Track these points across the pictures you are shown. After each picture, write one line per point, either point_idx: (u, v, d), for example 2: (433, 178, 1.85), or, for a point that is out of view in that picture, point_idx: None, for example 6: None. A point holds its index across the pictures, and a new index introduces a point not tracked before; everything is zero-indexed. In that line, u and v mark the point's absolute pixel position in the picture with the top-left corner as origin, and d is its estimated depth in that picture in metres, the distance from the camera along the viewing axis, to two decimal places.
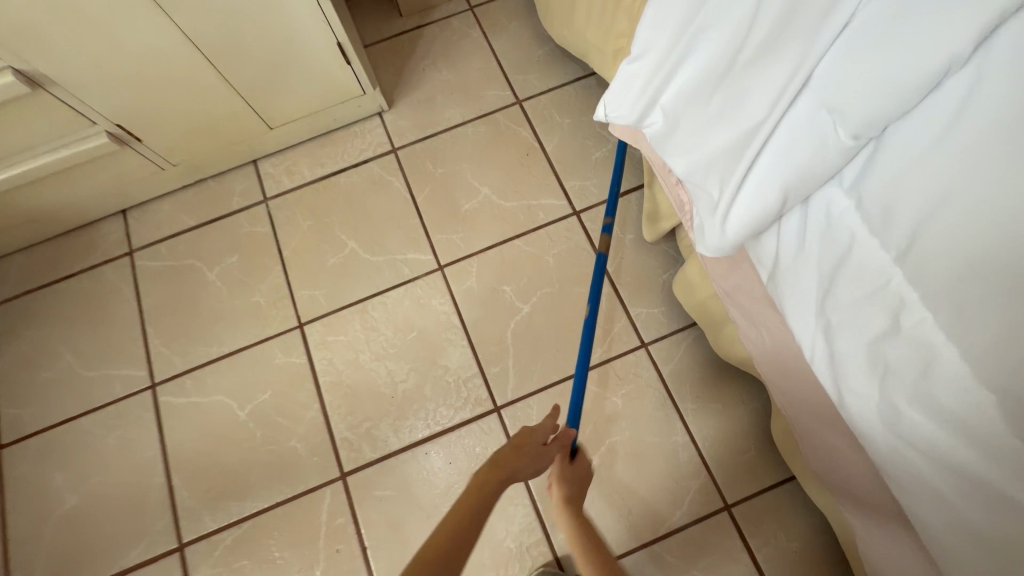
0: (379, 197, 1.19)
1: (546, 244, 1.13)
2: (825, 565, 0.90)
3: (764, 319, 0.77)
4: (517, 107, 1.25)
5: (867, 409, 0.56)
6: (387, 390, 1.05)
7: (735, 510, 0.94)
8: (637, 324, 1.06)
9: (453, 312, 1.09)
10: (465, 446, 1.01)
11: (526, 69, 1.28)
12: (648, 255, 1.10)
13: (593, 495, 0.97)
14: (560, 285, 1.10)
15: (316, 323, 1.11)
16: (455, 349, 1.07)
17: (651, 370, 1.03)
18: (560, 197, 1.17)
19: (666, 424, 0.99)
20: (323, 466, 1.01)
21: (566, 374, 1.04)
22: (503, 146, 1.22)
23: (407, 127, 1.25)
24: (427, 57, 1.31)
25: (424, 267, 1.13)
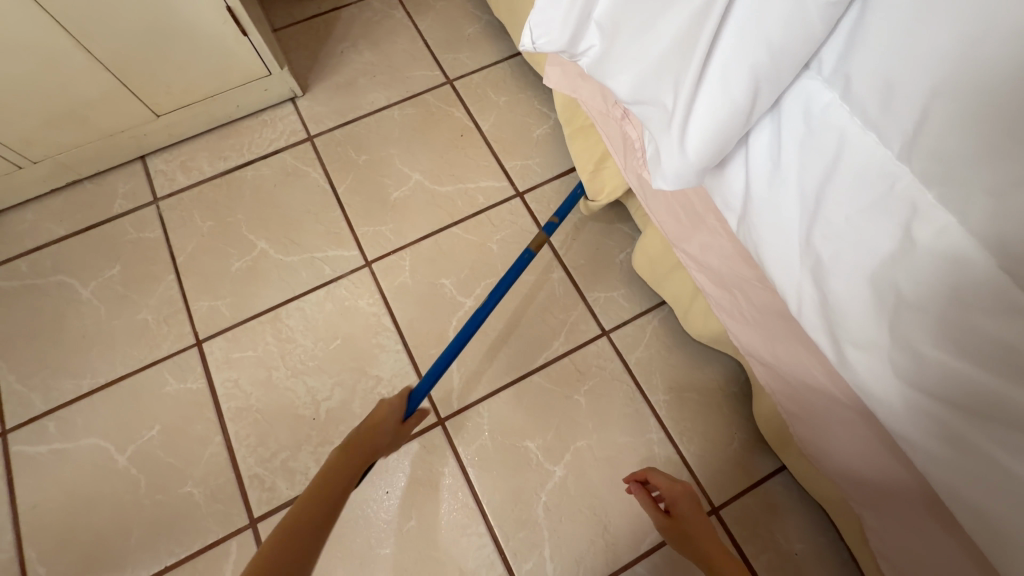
0: (293, 190, 1.04)
1: (488, 230, 1.00)
2: (831, 569, 0.78)
3: (738, 280, 0.66)
4: (447, 87, 1.14)
5: (882, 358, 0.45)
6: (307, 410, 0.87)
7: (725, 513, 0.81)
8: (596, 309, 0.93)
9: (384, 311, 0.94)
10: (406, 470, 0.84)
11: (455, 48, 1.18)
12: (604, 233, 0.99)
13: (561, 513, 0.81)
14: (506, 272, 0.97)
15: (219, 339, 0.92)
16: (389, 354, 0.91)
17: (614, 361, 0.90)
18: (500, 178, 1.04)
19: (638, 421, 0.86)
20: (228, 513, 0.81)
21: (521, 373, 0.89)
22: (435, 129, 1.10)
23: (324, 114, 1.11)
24: (346, 39, 1.19)
25: (349, 265, 0.97)
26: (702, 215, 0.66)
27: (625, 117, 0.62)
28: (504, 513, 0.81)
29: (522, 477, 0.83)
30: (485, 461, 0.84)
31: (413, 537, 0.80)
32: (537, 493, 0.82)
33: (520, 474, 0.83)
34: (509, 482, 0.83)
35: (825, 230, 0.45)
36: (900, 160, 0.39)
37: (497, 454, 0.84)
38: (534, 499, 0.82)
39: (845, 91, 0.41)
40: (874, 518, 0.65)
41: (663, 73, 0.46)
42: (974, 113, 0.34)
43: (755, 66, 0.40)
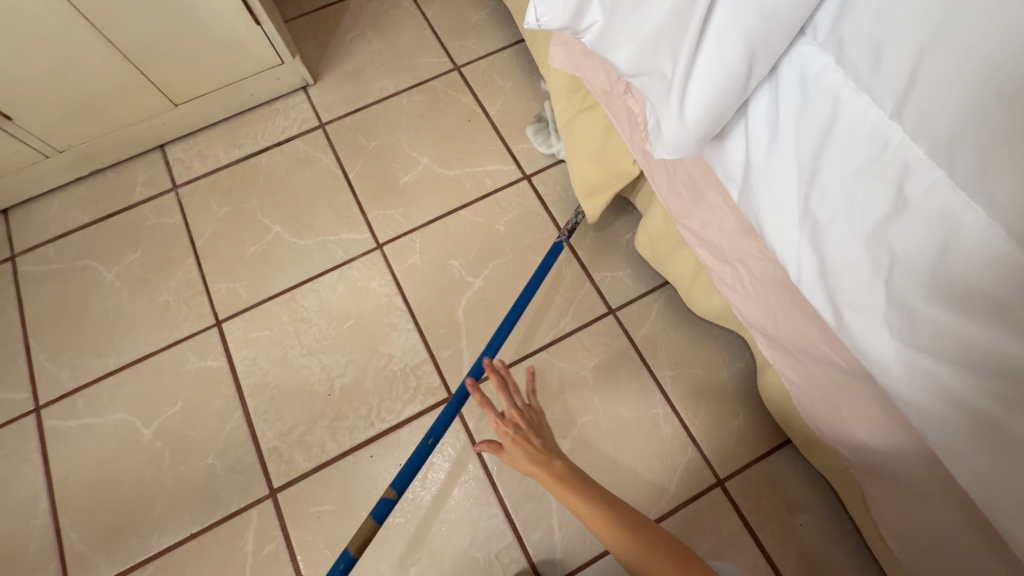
0: (306, 176, 1.07)
1: (496, 212, 1.02)
2: (836, 539, 0.79)
3: (739, 252, 0.67)
4: (454, 73, 1.15)
5: (876, 319, 0.46)
6: (322, 387, 0.90)
7: (729, 485, 0.83)
8: (602, 289, 0.95)
9: (395, 292, 0.96)
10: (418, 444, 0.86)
11: (462, 35, 1.19)
12: (611, 215, 1.00)
13: None
14: (514, 253, 0.99)
15: (236, 319, 0.96)
16: (400, 333, 0.93)
17: (621, 338, 0.92)
18: (507, 162, 1.06)
19: (644, 396, 0.88)
20: (249, 484, 0.85)
21: (528, 351, 0.91)
22: (442, 115, 1.12)
23: (335, 101, 1.14)
24: (355, 28, 1.21)
25: (360, 248, 1.00)
26: (704, 190, 0.67)
27: (629, 93, 0.64)
28: (513, 484, 0.84)
29: None
30: (494, 435, 0.86)
31: (425, 508, 0.83)
32: None
33: None
34: None
35: (821, 194, 0.46)
36: (892, 120, 0.40)
37: None
38: None
39: (838, 55, 0.42)
40: (874, 485, 0.66)
41: (662, 44, 0.48)
42: (961, 70, 0.35)
43: (749, 33, 0.41)
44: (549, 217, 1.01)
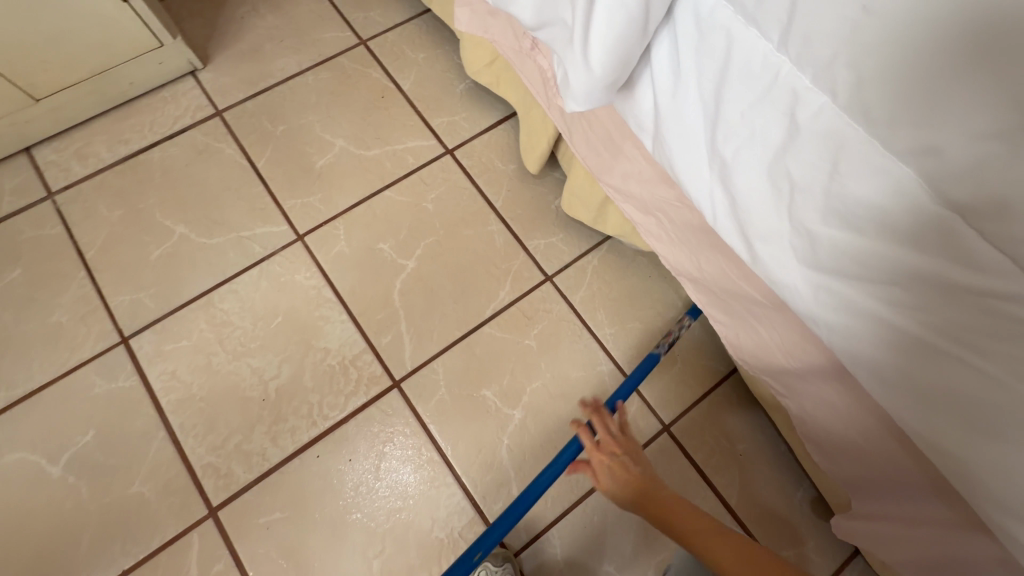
0: (207, 169, 0.98)
1: (422, 190, 0.99)
2: (772, 461, 0.86)
3: (659, 202, 0.69)
4: (361, 48, 1.09)
5: (784, 244, 0.49)
6: (254, 391, 0.85)
7: (675, 428, 0.87)
8: (536, 256, 0.95)
9: (323, 283, 0.91)
10: (367, 435, 0.84)
11: (365, 5, 1.13)
12: (539, 183, 1.00)
13: (525, 452, 0.84)
14: (447, 230, 0.96)
15: (147, 333, 0.87)
16: (334, 325, 0.89)
17: (560, 303, 0.92)
18: (427, 137, 1.03)
19: (588, 356, 0.90)
20: (186, 506, 0.79)
21: (471, 326, 0.90)
22: (353, 92, 1.06)
23: (231, 85, 1.04)
24: (244, 4, 1.11)
25: (279, 240, 0.94)
26: (623, 142, 0.69)
27: (536, 49, 0.63)
28: (469, 460, 0.83)
29: (483, 424, 0.85)
30: (446, 414, 0.85)
31: (383, 498, 0.81)
32: (499, 437, 0.84)
33: (481, 422, 0.85)
34: (472, 429, 0.85)
35: (727, 131, 0.48)
36: (778, 52, 0.42)
37: (456, 406, 0.86)
38: (496, 443, 0.84)
39: None
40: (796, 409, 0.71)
41: None
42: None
43: None
44: (477, 190, 0.99)
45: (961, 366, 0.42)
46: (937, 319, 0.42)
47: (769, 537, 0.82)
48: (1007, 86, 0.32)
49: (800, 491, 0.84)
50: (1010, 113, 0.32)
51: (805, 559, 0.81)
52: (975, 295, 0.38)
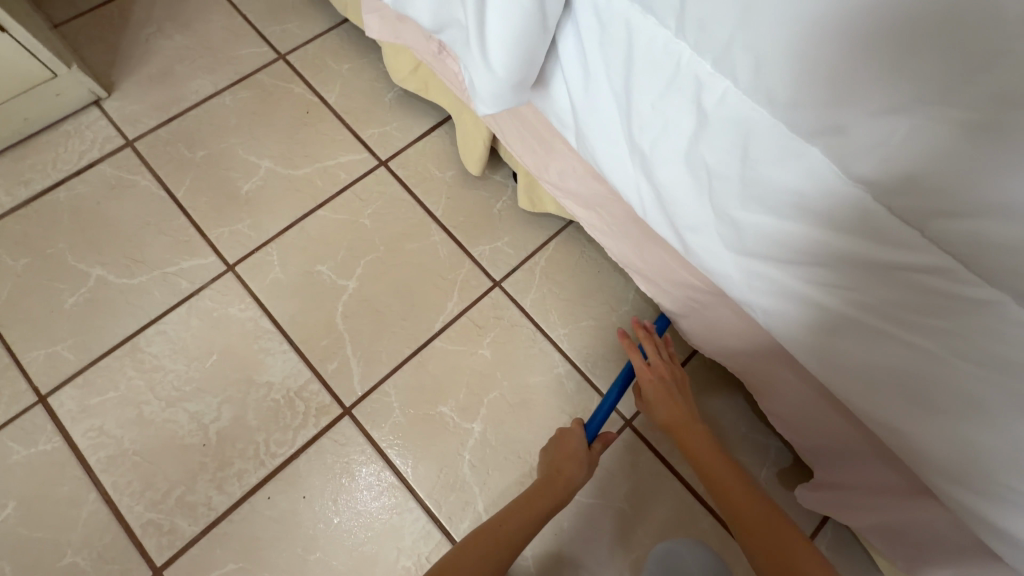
0: (123, 204, 0.91)
1: (358, 205, 0.95)
2: (738, 445, 0.84)
3: (596, 198, 0.67)
4: (280, 62, 1.04)
5: (711, 233, 0.49)
6: (194, 437, 0.79)
7: (637, 422, 0.86)
8: (483, 262, 0.93)
9: (260, 313, 0.86)
10: (321, 469, 0.79)
11: (281, 18, 1.08)
12: (479, 187, 0.98)
13: (489, 466, 0.81)
14: (388, 245, 0.93)
15: (66, 388, 0.80)
16: (275, 357, 0.84)
17: (511, 307, 0.90)
18: (359, 150, 0.99)
19: (545, 359, 0.88)
20: (127, 570, 0.73)
21: (421, 342, 0.87)
22: (276, 110, 1.01)
23: (142, 112, 0.98)
24: (149, 25, 1.04)
25: (208, 273, 0.88)
26: (552, 140, 0.67)
27: (443, 52, 0.61)
28: (431, 481, 0.80)
29: (443, 442, 0.82)
30: (401, 437, 0.82)
31: (343, 533, 0.77)
32: (460, 454, 0.82)
33: (440, 440, 0.82)
34: (432, 449, 0.81)
35: (642, 125, 0.47)
36: (678, 39, 0.40)
37: (413, 427, 0.82)
38: (458, 460, 0.81)
39: None
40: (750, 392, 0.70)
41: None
42: None
43: None
44: (416, 200, 0.96)
45: (892, 341, 0.42)
46: (863, 296, 0.41)
47: None
48: (895, 57, 0.31)
49: (767, 471, 0.83)
50: (894, 84, 0.32)
51: None
52: (896, 270, 0.38)
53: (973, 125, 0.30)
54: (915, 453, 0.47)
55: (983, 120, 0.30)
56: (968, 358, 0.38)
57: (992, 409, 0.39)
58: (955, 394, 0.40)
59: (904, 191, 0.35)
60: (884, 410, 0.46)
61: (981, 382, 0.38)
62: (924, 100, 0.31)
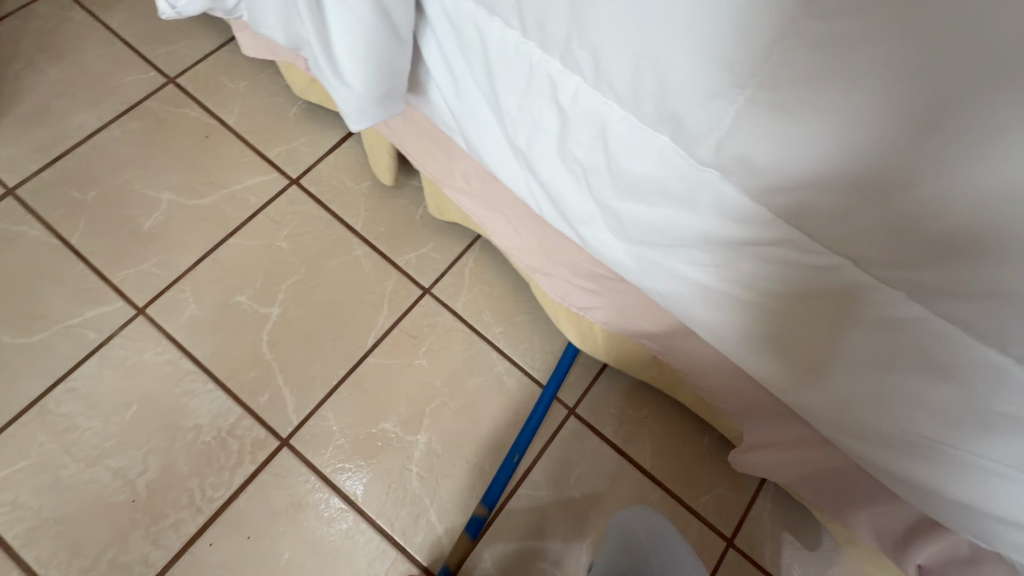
0: (11, 257, 0.84)
1: (272, 229, 0.91)
2: (678, 417, 0.88)
3: (500, 200, 0.66)
4: (171, 86, 0.98)
5: (601, 224, 0.49)
6: (122, 495, 0.75)
7: (581, 409, 0.87)
8: (410, 271, 0.91)
9: (179, 355, 0.82)
10: (263, 506, 0.77)
11: (167, 39, 1.02)
12: (397, 194, 0.96)
13: (437, 475, 0.81)
14: (309, 265, 0.90)
15: None
16: (200, 397, 0.81)
17: (443, 312, 0.89)
18: (266, 170, 0.95)
19: (483, 360, 0.88)
20: None
21: (354, 361, 0.85)
22: (172, 137, 0.95)
23: (21, 156, 0.91)
24: (18, 60, 0.97)
25: (116, 319, 0.83)
26: (448, 144, 0.65)
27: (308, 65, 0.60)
28: (380, 499, 0.79)
29: (388, 458, 0.81)
30: (345, 460, 0.80)
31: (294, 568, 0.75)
32: (407, 468, 0.81)
33: (385, 457, 0.81)
34: (378, 467, 0.80)
35: (517, 125, 0.46)
36: (526, 39, 0.40)
37: (354, 450, 0.81)
38: (405, 474, 0.80)
39: None
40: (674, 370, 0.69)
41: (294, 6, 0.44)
42: None
43: None
44: (333, 216, 0.93)
45: (766, 310, 0.44)
46: (734, 272, 0.43)
47: (687, 488, 0.84)
48: (718, 43, 0.32)
49: (707, 437, 0.88)
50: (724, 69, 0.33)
51: (723, 499, 0.84)
52: (753, 245, 0.40)
53: (887, 90, 0.29)
54: (817, 412, 0.49)
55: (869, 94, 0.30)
56: (838, 320, 0.40)
57: (870, 364, 0.41)
58: (835, 353, 0.42)
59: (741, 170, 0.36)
60: (783, 375, 0.48)
61: (847, 339, 0.41)
62: (738, 83, 0.33)
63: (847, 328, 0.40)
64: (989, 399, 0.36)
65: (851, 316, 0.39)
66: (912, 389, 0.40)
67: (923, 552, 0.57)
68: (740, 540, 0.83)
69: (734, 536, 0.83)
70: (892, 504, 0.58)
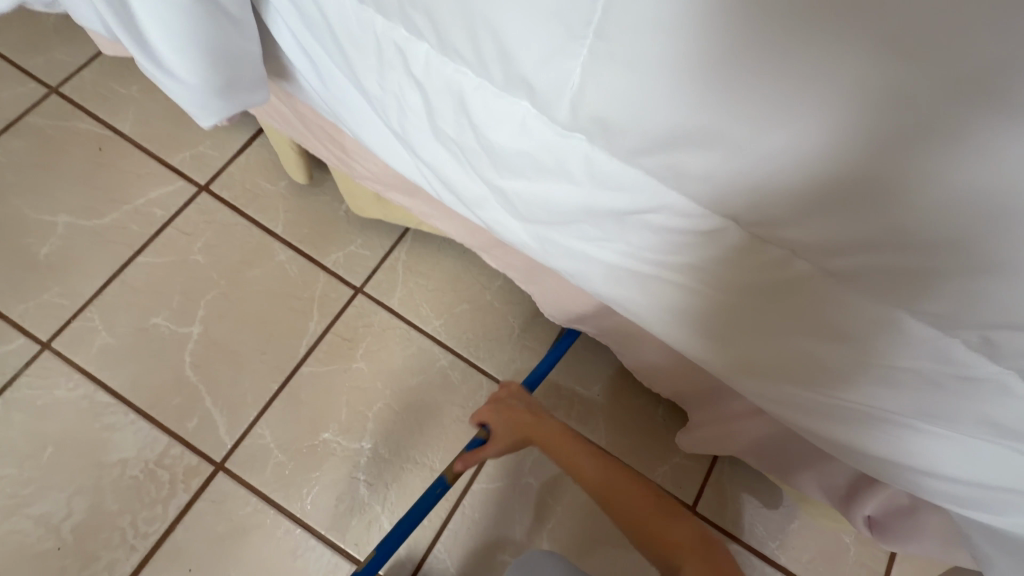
0: None
1: (184, 242, 0.85)
2: (630, 391, 0.86)
3: (407, 189, 0.60)
4: (55, 97, 0.90)
5: (498, 207, 0.45)
6: (46, 543, 0.70)
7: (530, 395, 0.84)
8: (339, 272, 0.86)
9: (94, 388, 0.77)
10: (203, 536, 0.73)
11: (44, 45, 0.93)
12: (318, 192, 0.90)
13: (386, 480, 0.78)
14: (229, 278, 0.84)
15: None
16: (123, 430, 0.76)
17: (378, 311, 0.85)
18: (171, 180, 0.88)
19: (424, 356, 0.84)
20: None
21: (288, 372, 0.81)
22: (61, 153, 0.87)
23: None
24: None
25: (19, 358, 0.77)
26: (337, 138, 0.60)
27: None
28: (328, 512, 0.76)
29: (331, 469, 0.77)
30: (287, 476, 0.76)
31: None
32: (354, 477, 0.77)
33: (330, 467, 0.77)
34: (323, 480, 0.77)
35: (387, 107, 0.42)
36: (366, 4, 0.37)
37: (296, 465, 0.77)
38: (352, 483, 0.77)
39: None
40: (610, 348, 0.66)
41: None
42: None
43: None
44: (250, 221, 0.87)
45: (659, 282, 0.42)
46: (624, 246, 0.41)
47: (645, 462, 0.83)
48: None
49: (662, 408, 0.86)
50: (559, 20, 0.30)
51: (681, 468, 0.83)
52: (633, 214, 0.38)
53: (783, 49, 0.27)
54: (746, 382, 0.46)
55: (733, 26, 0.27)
56: (738, 279, 0.38)
57: (771, 324, 0.40)
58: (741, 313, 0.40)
59: (602, 133, 0.34)
60: (704, 348, 0.45)
61: (740, 302, 0.40)
62: (578, 36, 0.31)
63: (746, 285, 0.38)
64: (891, 355, 0.36)
65: (751, 273, 0.37)
66: (809, 345, 0.39)
67: (869, 505, 0.57)
68: (702, 507, 0.82)
69: (696, 503, 0.82)
70: (833, 464, 0.57)
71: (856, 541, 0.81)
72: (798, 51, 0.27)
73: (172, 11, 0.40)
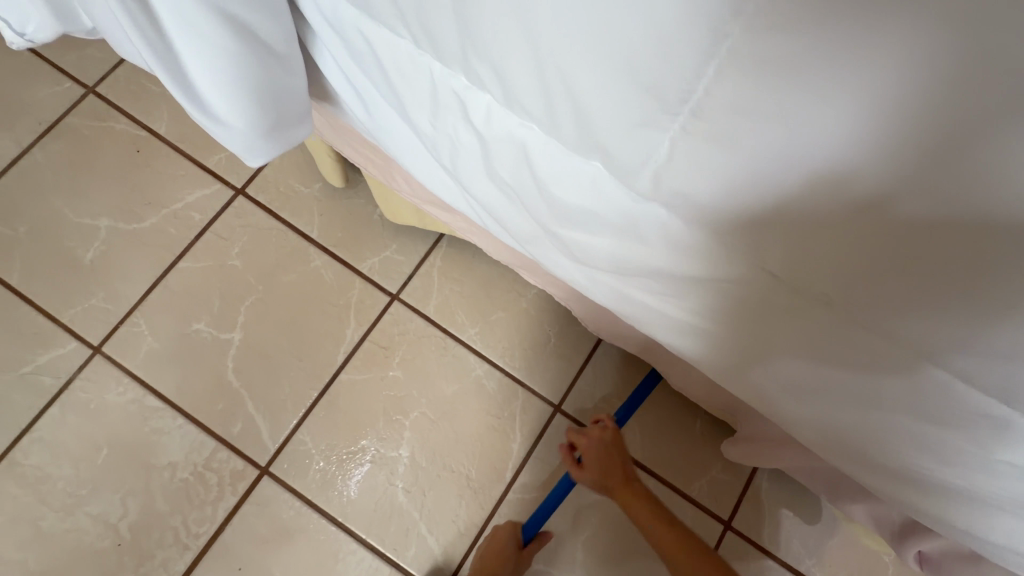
0: None
1: (222, 247, 0.85)
2: (667, 403, 0.84)
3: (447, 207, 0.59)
4: (91, 97, 0.90)
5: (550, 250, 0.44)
6: (105, 540, 0.74)
7: (566, 407, 0.83)
8: (374, 278, 0.86)
9: (142, 392, 0.79)
10: (250, 537, 0.76)
11: (78, 42, 0.92)
12: (352, 195, 0.89)
13: (423, 488, 0.79)
14: (267, 284, 0.84)
15: None
16: (171, 434, 0.78)
17: (414, 318, 0.85)
18: (208, 183, 0.87)
19: (460, 365, 0.83)
20: None
21: (326, 380, 0.81)
22: (100, 156, 0.87)
23: None
24: None
25: (70, 362, 0.79)
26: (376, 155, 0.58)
27: None
28: (367, 518, 0.78)
29: (369, 475, 0.79)
30: (328, 482, 0.78)
31: None
32: (392, 484, 0.79)
33: (368, 474, 0.79)
34: (362, 486, 0.78)
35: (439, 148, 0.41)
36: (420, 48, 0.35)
37: (336, 471, 0.79)
38: (390, 490, 0.79)
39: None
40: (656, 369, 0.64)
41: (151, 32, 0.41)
42: None
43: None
44: (286, 225, 0.87)
45: (721, 337, 0.40)
46: (686, 302, 0.39)
47: (680, 475, 0.82)
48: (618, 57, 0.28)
49: (700, 421, 0.84)
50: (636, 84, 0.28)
51: (717, 484, 0.82)
52: (700, 275, 0.36)
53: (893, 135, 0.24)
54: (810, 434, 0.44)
55: (847, 118, 0.25)
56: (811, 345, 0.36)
57: (846, 399, 0.37)
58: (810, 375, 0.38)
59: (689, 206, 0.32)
60: (763, 399, 0.44)
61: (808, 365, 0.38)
62: (671, 112, 0.29)
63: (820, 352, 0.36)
64: (992, 450, 0.33)
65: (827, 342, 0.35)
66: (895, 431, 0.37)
67: (928, 543, 0.54)
68: (738, 523, 0.81)
69: (732, 518, 0.81)
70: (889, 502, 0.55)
71: (896, 563, 0.80)
72: (911, 139, 0.24)
73: (213, 55, 0.40)
